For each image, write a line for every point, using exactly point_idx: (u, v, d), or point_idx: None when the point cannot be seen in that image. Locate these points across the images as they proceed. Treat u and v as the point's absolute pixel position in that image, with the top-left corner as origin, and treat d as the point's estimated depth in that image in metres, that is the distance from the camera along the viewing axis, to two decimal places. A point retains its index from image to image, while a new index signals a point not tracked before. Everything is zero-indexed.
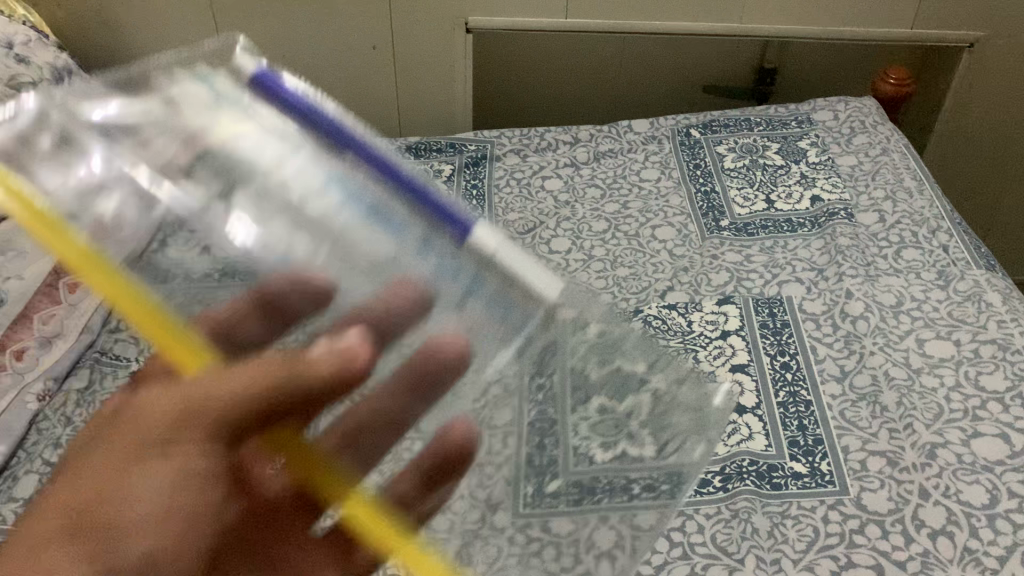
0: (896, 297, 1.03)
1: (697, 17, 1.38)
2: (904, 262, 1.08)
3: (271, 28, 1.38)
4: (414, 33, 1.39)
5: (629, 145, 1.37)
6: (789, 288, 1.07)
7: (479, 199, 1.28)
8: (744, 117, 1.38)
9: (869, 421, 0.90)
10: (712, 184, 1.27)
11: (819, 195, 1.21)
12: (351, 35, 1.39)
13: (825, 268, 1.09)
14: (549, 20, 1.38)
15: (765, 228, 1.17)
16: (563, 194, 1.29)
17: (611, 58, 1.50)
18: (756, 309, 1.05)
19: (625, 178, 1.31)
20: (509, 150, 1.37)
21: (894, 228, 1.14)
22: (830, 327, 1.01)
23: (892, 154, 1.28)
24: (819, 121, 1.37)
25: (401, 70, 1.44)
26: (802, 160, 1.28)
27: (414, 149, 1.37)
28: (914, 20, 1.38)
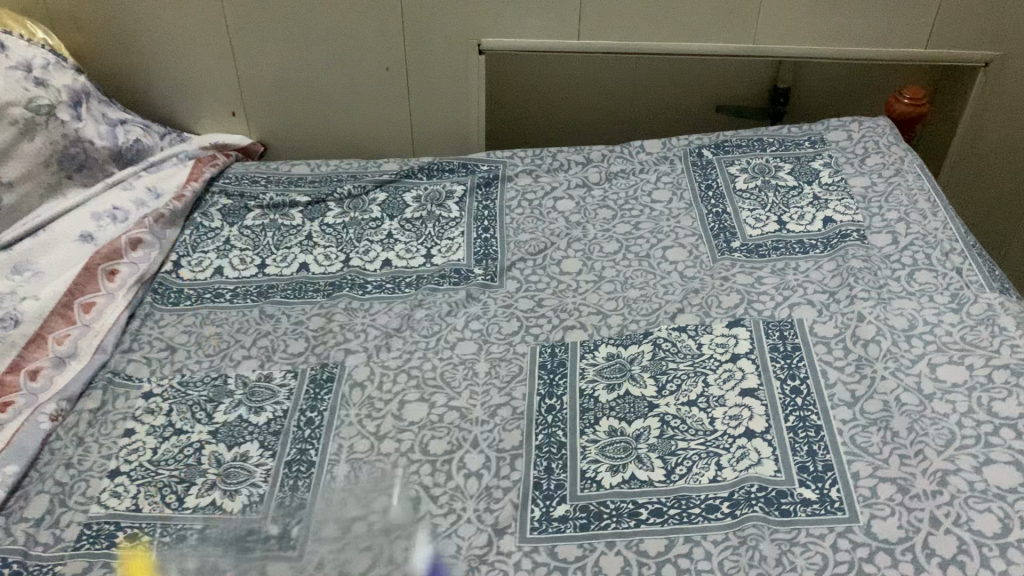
0: (907, 321, 1.02)
1: (712, 37, 1.38)
2: (917, 285, 1.07)
3: (288, 46, 1.39)
4: (427, 55, 1.39)
5: (642, 165, 1.38)
6: (801, 310, 1.07)
7: (490, 218, 1.31)
8: (757, 138, 1.40)
9: (880, 446, 0.89)
10: (723, 205, 1.27)
11: (831, 216, 1.21)
12: (363, 54, 1.40)
13: (837, 291, 1.09)
14: (562, 42, 1.38)
15: (776, 249, 1.18)
16: (575, 215, 1.31)
17: (628, 79, 1.48)
18: (767, 331, 1.05)
19: (637, 198, 1.32)
20: (521, 170, 1.39)
21: (907, 250, 1.13)
22: (841, 350, 1.00)
23: (906, 175, 1.27)
24: (833, 141, 1.37)
25: (415, 87, 1.43)
26: (814, 180, 1.29)
27: (426, 169, 1.40)
28: (928, 37, 1.37)
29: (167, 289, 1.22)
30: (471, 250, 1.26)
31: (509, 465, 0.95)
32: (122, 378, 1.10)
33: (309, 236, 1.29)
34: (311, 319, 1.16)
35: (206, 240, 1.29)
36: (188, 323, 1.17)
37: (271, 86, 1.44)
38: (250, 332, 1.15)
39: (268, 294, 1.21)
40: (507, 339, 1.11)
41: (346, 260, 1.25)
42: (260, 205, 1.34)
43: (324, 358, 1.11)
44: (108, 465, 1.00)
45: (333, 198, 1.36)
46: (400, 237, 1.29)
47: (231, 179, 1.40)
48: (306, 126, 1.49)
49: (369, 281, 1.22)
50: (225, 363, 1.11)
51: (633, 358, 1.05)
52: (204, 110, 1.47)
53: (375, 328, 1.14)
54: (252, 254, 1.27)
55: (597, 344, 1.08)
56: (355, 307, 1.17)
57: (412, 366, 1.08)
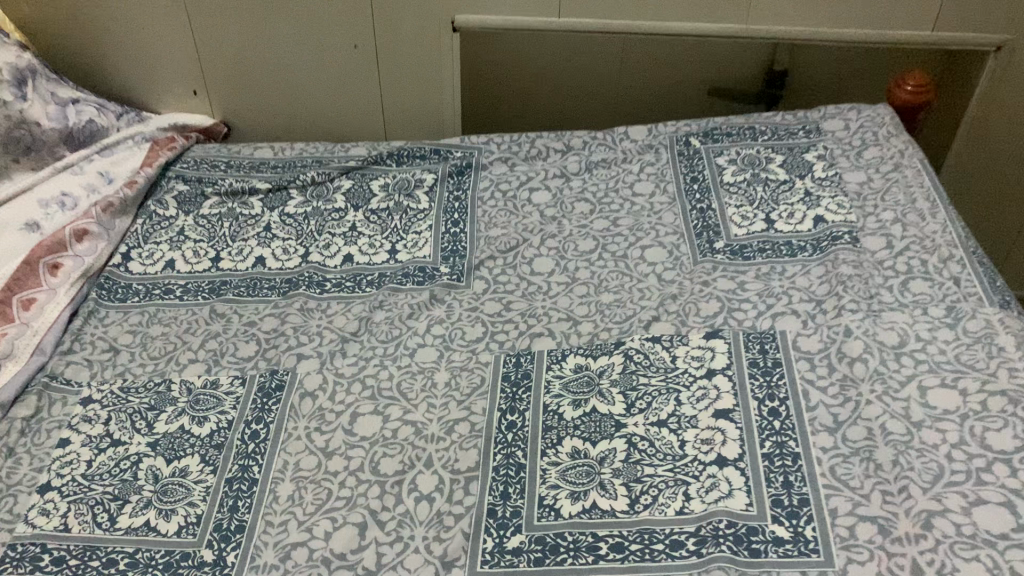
0: (899, 337, 0.94)
1: (698, 16, 1.29)
2: (911, 296, 0.99)
3: (248, 22, 1.31)
4: (397, 32, 1.31)
5: (625, 154, 1.30)
6: (784, 322, 1.00)
7: (460, 210, 1.23)
8: (748, 126, 1.31)
9: (861, 480, 0.82)
10: (708, 200, 1.19)
11: (823, 215, 1.13)
12: (330, 31, 1.31)
13: (824, 300, 1.01)
14: (541, 20, 1.30)
15: (762, 251, 1.10)
16: (550, 208, 1.23)
17: (615, 63, 1.39)
18: (746, 344, 0.97)
19: (617, 190, 1.24)
20: (496, 158, 1.32)
21: (901, 256, 1.05)
22: (825, 368, 0.93)
23: (906, 170, 1.18)
24: (829, 131, 1.28)
25: (385, 67, 1.35)
26: (806, 175, 1.21)
27: (396, 156, 1.32)
28: (935, 22, 1.28)
29: (114, 284, 1.14)
30: (438, 246, 1.18)
31: (463, 490, 0.88)
32: (59, 383, 1.03)
33: (267, 228, 1.22)
34: (264, 320, 1.09)
35: (159, 229, 1.22)
36: (135, 322, 1.10)
37: (233, 64, 1.36)
38: (198, 333, 1.08)
39: (221, 291, 1.14)
40: (470, 346, 1.04)
41: (305, 254, 1.18)
42: (218, 192, 1.27)
43: (274, 364, 1.04)
44: (39, 479, 0.93)
45: (296, 185, 1.28)
46: (363, 230, 1.21)
47: (189, 163, 1.32)
48: (272, 106, 1.41)
49: (327, 279, 1.14)
50: (170, 367, 1.04)
51: (602, 371, 0.98)
52: (164, 88, 1.39)
53: (331, 331, 1.07)
54: (206, 247, 1.19)
55: (565, 354, 1.01)
56: (311, 308, 1.10)
57: (367, 375, 1.01)
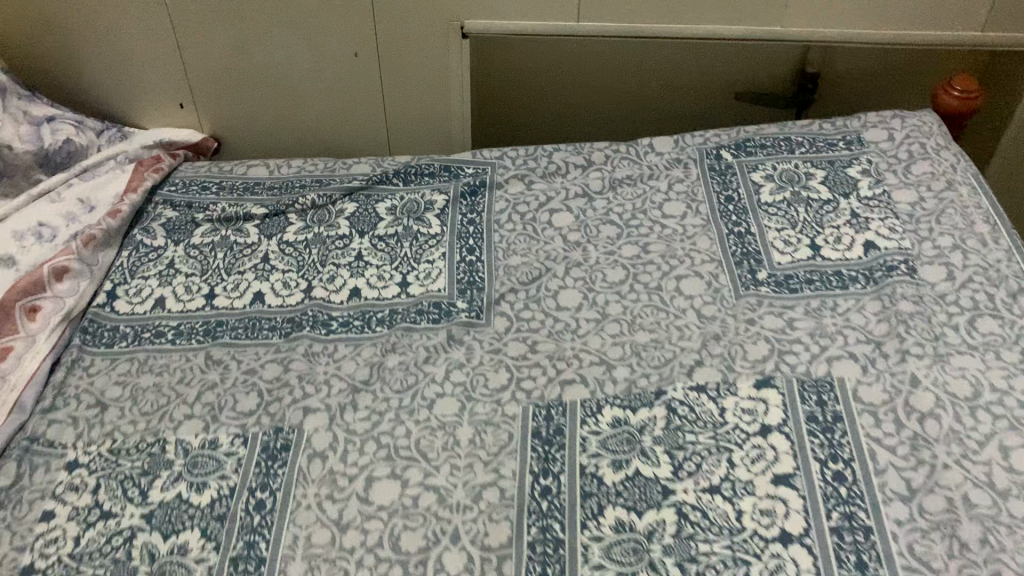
0: (972, 388, 0.86)
1: (732, 18, 1.18)
2: (981, 337, 0.91)
3: (238, 28, 1.19)
4: (402, 38, 1.20)
5: (651, 170, 1.20)
6: (841, 367, 0.91)
7: (475, 235, 1.13)
8: (784, 137, 1.21)
9: (944, 562, 0.74)
10: (746, 223, 1.10)
11: (874, 240, 1.04)
12: (327, 37, 1.20)
13: (884, 342, 0.92)
14: (558, 25, 1.18)
15: (810, 282, 1.01)
16: (573, 233, 1.13)
17: (632, 65, 1.29)
18: (802, 395, 0.88)
19: (646, 211, 1.15)
20: (512, 176, 1.21)
21: (965, 289, 0.96)
22: (892, 424, 0.84)
23: (960, 188, 1.09)
24: (871, 142, 1.18)
25: (389, 76, 1.24)
26: (852, 193, 1.11)
27: (402, 175, 1.22)
28: (988, 19, 1.17)
29: (99, 328, 1.04)
30: (453, 277, 1.08)
31: (497, 570, 0.79)
32: (41, 445, 0.93)
33: (266, 259, 1.12)
34: (265, 367, 0.99)
35: (146, 262, 1.11)
36: (123, 372, 1.00)
37: (222, 75, 1.25)
38: (194, 384, 0.98)
39: (216, 333, 1.03)
40: (495, 395, 0.94)
41: (308, 288, 1.08)
42: (210, 218, 1.16)
43: (278, 420, 0.94)
44: (21, 561, 0.83)
45: (294, 208, 1.17)
46: (371, 260, 1.11)
47: (177, 185, 1.21)
48: (266, 119, 1.30)
49: (334, 317, 1.04)
50: (164, 425, 0.95)
51: (643, 426, 0.88)
52: (147, 101, 1.28)
53: (340, 380, 0.97)
54: (199, 281, 1.09)
55: (601, 405, 0.91)
56: (316, 352, 1.00)
57: (382, 432, 0.92)
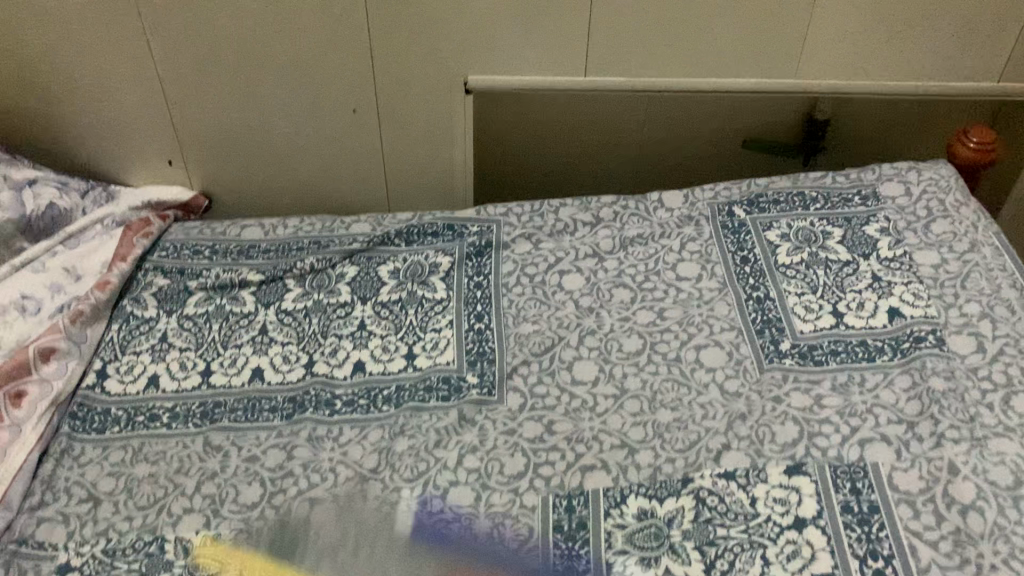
0: (1013, 476, 0.83)
1: (743, 72, 1.15)
2: (1018, 418, 0.88)
3: (232, 86, 1.14)
4: (403, 93, 1.15)
5: (662, 228, 1.16)
6: (874, 451, 0.87)
7: (483, 300, 1.09)
8: (798, 192, 1.17)
9: None
10: (765, 286, 1.06)
11: (898, 308, 1.00)
12: (325, 94, 1.15)
13: (917, 423, 0.89)
14: (565, 80, 1.15)
15: (835, 354, 0.97)
16: (585, 297, 1.09)
17: (638, 114, 1.26)
18: (835, 482, 0.85)
19: (659, 272, 1.10)
20: (519, 234, 1.17)
21: (997, 363, 0.94)
22: (932, 516, 0.81)
23: (983, 250, 1.07)
24: (888, 198, 1.15)
25: (389, 132, 1.19)
26: (872, 254, 1.07)
27: (404, 234, 1.17)
28: (1000, 74, 1.18)
29: (90, 412, 0.98)
30: (462, 348, 1.03)
31: None
32: (31, 547, 0.87)
33: (264, 330, 1.06)
34: (268, 454, 0.94)
35: (137, 336, 1.06)
36: (116, 461, 0.94)
37: (213, 131, 1.19)
38: (192, 473, 0.93)
39: (214, 416, 0.98)
40: (512, 483, 0.90)
41: (309, 362, 1.03)
42: (203, 286, 1.11)
43: (284, 514, 0.89)
44: None
45: (292, 273, 1.12)
46: (375, 329, 1.06)
47: (167, 250, 1.16)
48: (259, 176, 1.25)
49: (338, 396, 0.99)
50: (162, 521, 0.89)
51: (671, 519, 0.84)
52: (134, 157, 1.22)
53: (347, 467, 0.92)
54: (194, 356, 1.04)
55: (625, 495, 0.87)
56: (320, 436, 0.95)
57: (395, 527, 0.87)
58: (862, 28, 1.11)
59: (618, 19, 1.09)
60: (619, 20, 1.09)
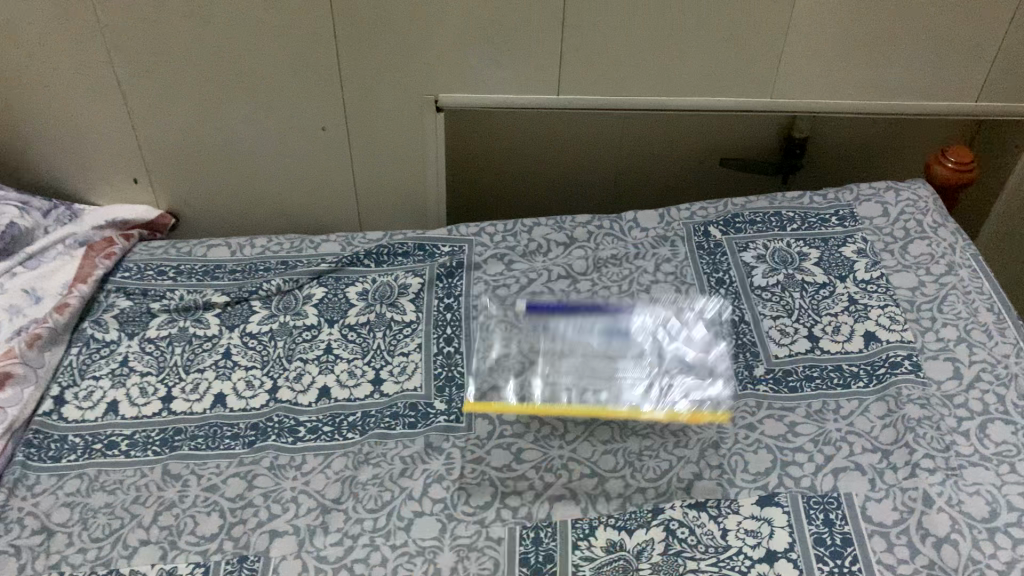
0: (988, 507, 0.82)
1: (719, 90, 1.14)
2: (994, 447, 0.87)
3: (197, 103, 1.12)
4: (373, 115, 1.14)
5: (637, 248, 1.14)
6: (848, 481, 0.85)
7: (452, 323, 1.07)
8: (774, 212, 1.16)
9: None
10: (740, 308, 1.04)
11: (874, 331, 0.99)
12: (293, 112, 1.13)
13: (892, 452, 0.87)
14: (539, 99, 1.14)
15: (809, 379, 0.96)
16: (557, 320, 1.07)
17: (614, 134, 1.25)
18: (808, 514, 0.83)
19: (633, 294, 1.09)
20: (490, 255, 1.15)
21: (973, 390, 0.92)
22: (907, 550, 0.79)
23: (961, 271, 1.06)
24: (866, 218, 1.13)
25: (359, 153, 1.18)
26: (849, 275, 1.05)
27: (374, 255, 1.15)
28: (979, 92, 1.16)
29: (46, 438, 0.95)
30: (430, 373, 1.01)
31: None
32: None
33: (227, 354, 1.04)
34: (228, 484, 0.91)
35: (97, 359, 1.03)
36: (71, 490, 0.90)
37: (180, 152, 1.17)
38: (150, 503, 0.89)
39: (174, 444, 0.95)
40: (479, 515, 0.87)
41: (273, 388, 1.00)
42: (167, 308, 1.09)
43: (243, 547, 0.85)
44: None
45: (259, 295, 1.10)
46: (342, 352, 1.04)
47: (130, 271, 1.14)
48: (227, 196, 1.23)
49: (302, 423, 0.97)
50: (116, 553, 0.85)
51: (640, 551, 0.82)
52: (100, 175, 1.20)
53: (309, 497, 0.90)
54: (155, 381, 1.01)
55: (594, 527, 0.84)
56: (283, 465, 0.93)
57: (356, 560, 0.84)
58: (839, 48, 1.10)
59: (589, 37, 1.07)
60: (591, 38, 1.07)
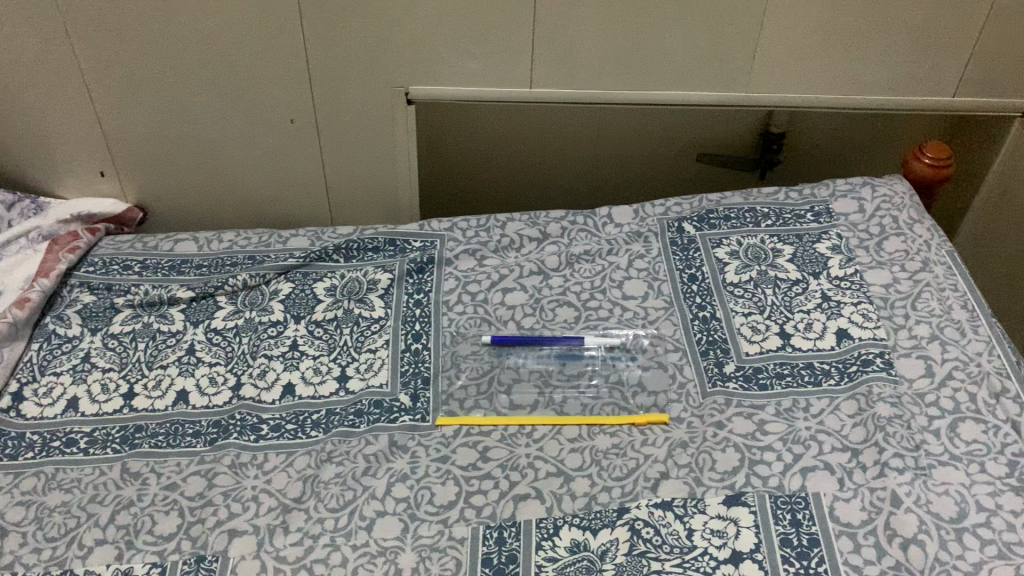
0: (957, 508, 0.81)
1: (693, 84, 1.13)
2: (964, 446, 0.86)
3: (163, 94, 1.10)
4: (342, 108, 1.12)
5: (610, 244, 1.13)
6: (817, 481, 0.84)
7: (422, 319, 1.05)
8: (749, 208, 1.14)
9: None
10: (712, 306, 1.03)
11: (846, 329, 0.97)
12: (261, 104, 1.11)
13: (861, 451, 0.86)
14: (511, 92, 1.12)
15: (780, 377, 0.94)
16: (527, 317, 1.05)
17: (590, 126, 1.25)
18: (776, 514, 0.81)
19: (604, 290, 1.07)
20: (462, 250, 1.13)
21: (945, 388, 0.91)
22: (875, 551, 0.78)
23: (935, 268, 1.05)
24: (841, 214, 1.12)
25: (329, 145, 1.17)
26: (822, 272, 1.04)
27: (343, 250, 1.13)
28: (956, 88, 1.15)
29: (3, 436, 0.93)
30: (397, 370, 0.99)
31: None
32: None
33: (191, 350, 1.02)
34: (188, 482, 0.88)
35: (58, 355, 1.01)
36: (27, 489, 0.88)
37: (147, 144, 1.16)
38: (107, 502, 0.86)
39: (134, 441, 0.93)
40: (442, 513, 0.85)
41: (236, 385, 0.98)
42: (131, 303, 1.07)
43: (201, 546, 0.83)
44: None
45: (224, 290, 1.08)
46: (308, 349, 1.02)
47: (95, 266, 1.12)
48: (196, 188, 1.22)
49: (265, 421, 0.95)
50: (71, 552, 0.82)
51: (604, 552, 0.80)
52: (65, 168, 1.18)
53: (271, 496, 0.87)
54: (117, 377, 0.99)
55: (559, 526, 0.82)
56: (244, 463, 0.90)
57: (316, 560, 0.81)
58: (815, 42, 1.08)
59: (562, 30, 1.05)
60: (564, 31, 1.05)
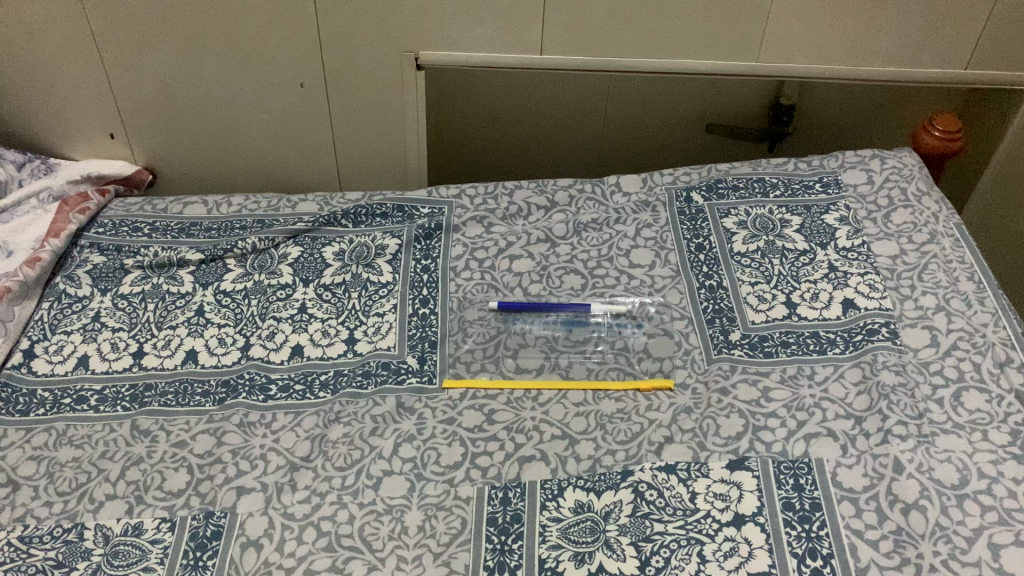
0: (958, 475, 0.81)
1: (704, 53, 1.12)
2: (967, 415, 0.87)
3: (171, 57, 1.10)
4: (351, 72, 1.12)
5: (618, 213, 1.13)
6: (820, 447, 0.85)
7: (429, 284, 1.05)
8: (757, 178, 1.14)
9: None
10: (718, 275, 1.03)
11: (853, 299, 0.98)
12: (271, 69, 1.12)
13: (865, 419, 0.87)
14: (521, 58, 1.12)
15: (785, 346, 0.95)
16: (535, 283, 1.06)
17: (600, 94, 1.26)
18: (778, 478, 0.82)
19: (612, 259, 1.08)
20: (470, 217, 1.13)
21: (949, 358, 0.92)
22: (875, 516, 0.79)
23: (943, 241, 1.05)
24: (849, 185, 1.12)
25: (338, 111, 1.17)
26: (830, 243, 1.04)
27: (352, 216, 1.13)
28: (970, 61, 1.15)
29: (15, 393, 0.94)
30: (405, 333, 1.00)
31: None
32: None
33: (200, 311, 1.03)
34: (196, 440, 0.89)
35: (69, 315, 1.02)
36: (38, 446, 0.88)
37: (156, 109, 1.16)
38: (118, 458, 0.87)
39: (143, 399, 0.93)
40: (447, 475, 0.85)
41: (245, 346, 0.99)
42: (140, 264, 1.08)
43: (210, 502, 0.83)
44: None
45: (233, 253, 1.09)
46: (316, 312, 1.03)
47: (104, 227, 1.13)
48: (206, 153, 1.23)
49: (273, 381, 0.95)
50: (83, 506, 0.83)
51: (607, 513, 0.80)
52: (75, 132, 1.19)
53: (279, 455, 0.88)
54: (126, 337, 1.00)
55: (562, 489, 0.83)
56: (252, 422, 0.91)
57: (323, 517, 0.82)
58: (828, 13, 1.08)
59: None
60: None
